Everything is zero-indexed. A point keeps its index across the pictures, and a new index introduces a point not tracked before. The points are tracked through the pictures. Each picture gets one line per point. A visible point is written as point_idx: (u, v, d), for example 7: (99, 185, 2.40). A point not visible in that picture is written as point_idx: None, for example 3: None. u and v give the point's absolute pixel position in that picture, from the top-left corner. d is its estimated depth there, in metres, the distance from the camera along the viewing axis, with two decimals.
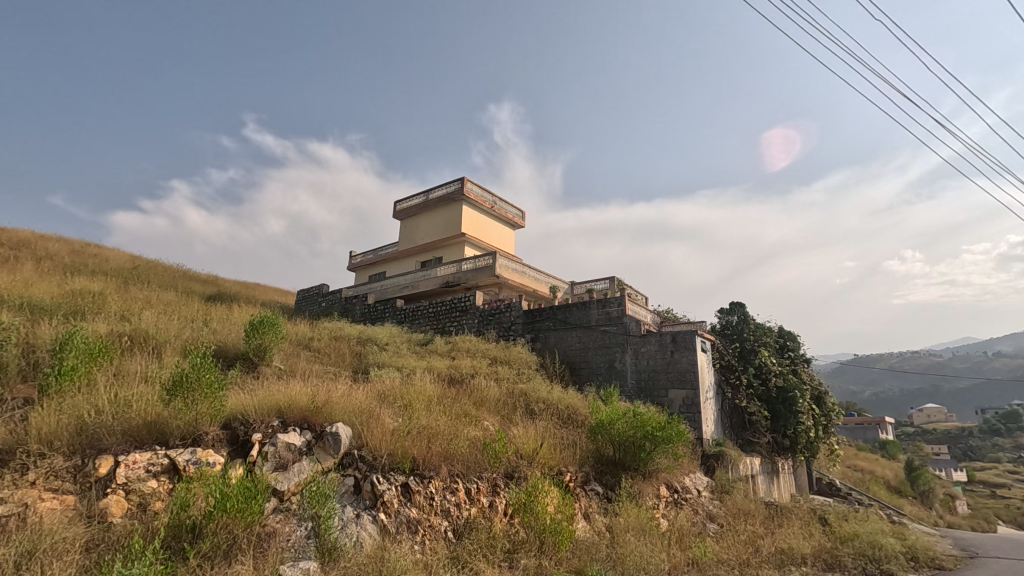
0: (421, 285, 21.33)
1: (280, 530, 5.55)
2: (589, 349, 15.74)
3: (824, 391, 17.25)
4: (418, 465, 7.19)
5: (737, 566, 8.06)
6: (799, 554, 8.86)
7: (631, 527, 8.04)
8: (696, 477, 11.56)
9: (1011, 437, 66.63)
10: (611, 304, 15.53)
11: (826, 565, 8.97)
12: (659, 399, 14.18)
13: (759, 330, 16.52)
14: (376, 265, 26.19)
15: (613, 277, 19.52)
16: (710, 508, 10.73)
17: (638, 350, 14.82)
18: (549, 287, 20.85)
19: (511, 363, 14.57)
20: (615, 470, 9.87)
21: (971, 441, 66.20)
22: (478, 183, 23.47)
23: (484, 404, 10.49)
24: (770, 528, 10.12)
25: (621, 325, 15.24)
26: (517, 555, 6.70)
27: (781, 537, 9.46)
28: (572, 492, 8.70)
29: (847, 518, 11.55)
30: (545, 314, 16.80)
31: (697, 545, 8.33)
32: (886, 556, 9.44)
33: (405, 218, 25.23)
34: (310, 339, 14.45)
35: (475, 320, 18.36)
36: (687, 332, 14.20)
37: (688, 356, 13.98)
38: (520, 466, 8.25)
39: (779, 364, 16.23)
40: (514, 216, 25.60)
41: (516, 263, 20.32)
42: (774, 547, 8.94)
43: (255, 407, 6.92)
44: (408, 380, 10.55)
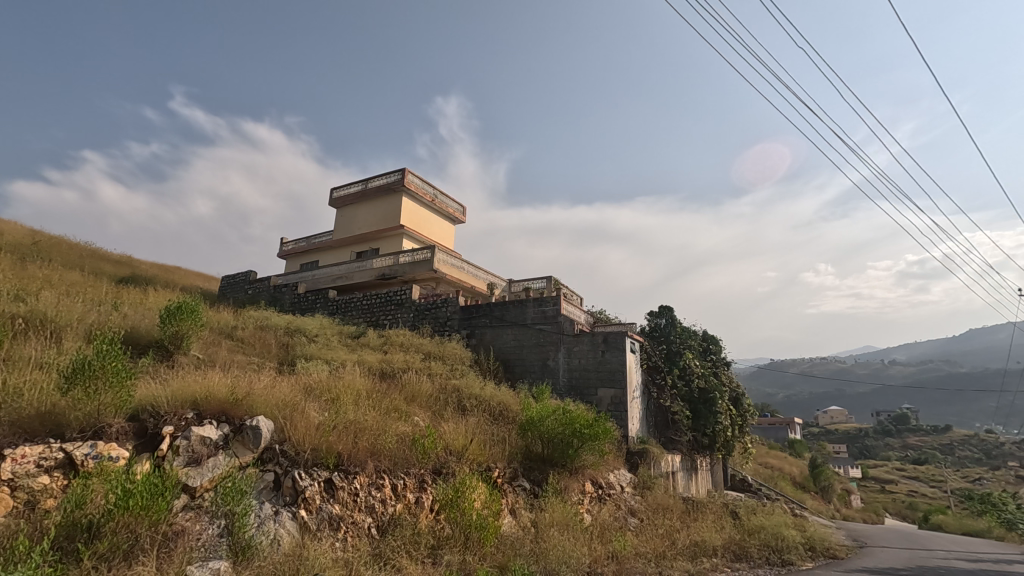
0: (355, 276, 20.76)
1: (190, 529, 5.25)
2: (524, 347, 15.91)
3: (742, 393, 18.29)
4: (343, 461, 7.02)
5: (653, 558, 8.44)
6: (711, 547, 9.40)
7: (556, 522, 8.22)
8: (619, 473, 11.97)
9: (900, 437, 73.42)
10: (547, 303, 15.74)
11: (733, 556, 9.56)
12: (588, 398, 14.56)
13: (685, 334, 17.29)
14: (310, 253, 25.25)
15: (550, 277, 19.82)
16: (631, 503, 11.16)
17: (571, 349, 15.14)
18: (487, 284, 20.88)
19: (444, 358, 14.48)
20: (543, 466, 10.05)
21: (867, 441, 72.37)
22: (419, 176, 23.13)
23: (415, 399, 10.37)
24: (686, 521, 10.65)
25: (555, 325, 15.51)
26: (441, 551, 6.69)
27: (695, 530, 9.97)
28: (500, 488, 8.77)
29: (755, 512, 12.34)
30: (481, 310, 16.81)
31: (617, 539, 8.65)
32: (787, 547, 10.21)
33: (342, 206, 24.47)
34: (233, 328, 13.72)
35: (410, 314, 18.12)
36: (618, 333, 14.65)
37: (618, 355, 14.43)
38: (448, 462, 8.23)
39: (701, 367, 17.05)
40: (456, 210, 25.43)
41: (455, 258, 20.22)
42: (688, 540, 9.40)
43: (167, 398, 6.52)
44: (337, 374, 10.26)
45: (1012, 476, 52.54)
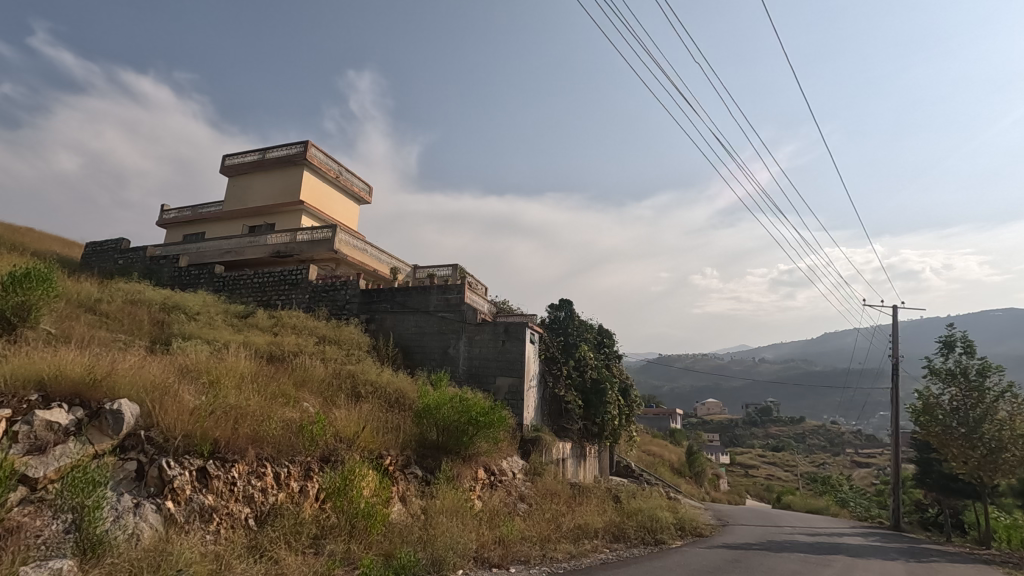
0: (247, 251, 19.36)
1: (27, 525, 4.66)
2: (425, 334, 15.75)
3: (630, 384, 19.42)
4: (219, 448, 6.55)
5: (538, 541, 8.75)
6: (593, 529, 9.94)
7: (446, 509, 8.25)
8: (512, 460, 12.25)
9: (763, 427, 81.87)
10: (451, 291, 15.66)
11: (612, 537, 10.19)
12: (486, 386, 14.76)
13: (582, 327, 17.99)
14: (195, 223, 23.17)
15: (456, 264, 19.74)
16: (522, 488, 11.48)
17: (472, 338, 15.22)
18: (391, 267, 20.37)
19: (340, 343, 13.96)
20: (437, 453, 10.04)
21: (736, 430, 79.93)
22: (324, 150, 21.97)
23: (305, 385, 9.90)
24: (572, 506, 11.15)
25: (458, 313, 15.48)
26: (324, 540, 6.47)
27: (579, 513, 10.48)
28: (391, 476, 8.65)
29: (634, 495, 13.21)
30: (383, 294, 16.38)
31: (505, 524, 8.89)
32: (660, 527, 11.06)
33: (235, 174, 22.65)
34: (96, 300, 12.26)
35: (306, 295, 17.24)
36: (519, 324, 14.94)
37: (518, 345, 14.74)
38: (338, 450, 7.96)
39: (595, 360, 17.85)
40: (361, 190, 24.49)
41: (358, 239, 19.49)
42: (573, 523, 9.85)
43: (3, 377, 5.70)
44: (218, 355, 9.54)
45: (849, 461, 60.54)
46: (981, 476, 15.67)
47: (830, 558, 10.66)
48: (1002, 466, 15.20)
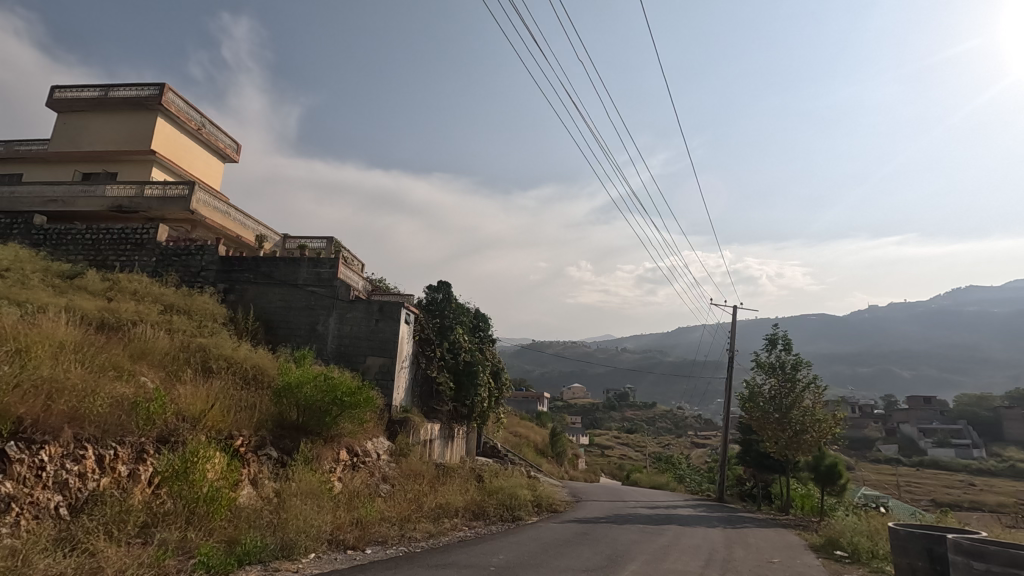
0: (78, 202, 16.70)
1: None
2: (291, 308, 14.80)
3: (501, 367, 19.95)
4: (26, 427, 5.63)
5: (397, 522, 8.71)
6: (454, 507, 10.13)
7: (301, 492, 7.89)
8: (377, 441, 12.03)
9: (620, 411, 88.77)
10: (323, 265, 14.84)
11: (472, 515, 10.48)
12: (355, 365, 14.31)
13: (458, 310, 18.06)
14: (8, 162, 19.44)
15: (331, 237, 18.76)
16: (385, 469, 11.34)
17: (343, 315, 14.61)
18: (256, 235, 18.81)
19: (191, 313, 12.64)
20: (296, 434, 9.54)
21: (597, 414, 85.80)
22: (183, 97, 19.52)
23: (143, 358, 8.83)
24: (435, 486, 11.25)
25: (329, 288, 14.74)
26: (155, 529, 5.85)
27: (441, 493, 10.60)
28: (241, 458, 8.05)
29: (497, 474, 13.66)
30: (245, 263, 15.08)
31: (365, 505, 8.73)
32: (518, 504, 11.60)
33: (67, 111, 19.33)
34: None
35: (152, 258, 15.33)
36: (395, 303, 14.63)
37: (391, 325, 14.43)
38: (180, 429, 7.23)
39: (469, 343, 18.04)
40: (227, 147, 22.24)
41: (220, 200, 17.71)
42: (434, 502, 9.94)
43: None
44: (31, 320, 8.14)
45: (689, 442, 67.90)
46: (787, 453, 18.46)
47: (663, 527, 11.92)
48: (802, 445, 18.02)
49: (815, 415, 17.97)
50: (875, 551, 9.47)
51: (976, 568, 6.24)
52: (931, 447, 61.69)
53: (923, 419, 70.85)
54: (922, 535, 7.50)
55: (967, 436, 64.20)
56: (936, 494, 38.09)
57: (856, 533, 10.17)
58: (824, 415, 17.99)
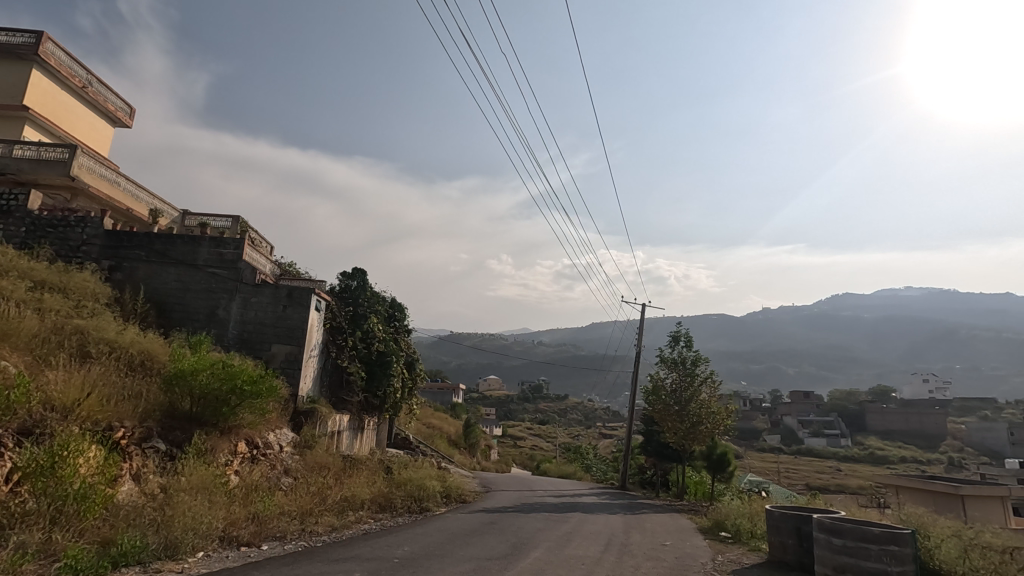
0: None
1: None
2: (187, 290, 13.73)
3: (416, 358, 19.69)
4: None
5: (298, 516, 8.38)
6: (359, 500, 9.90)
7: (191, 487, 7.37)
8: (280, 433, 11.48)
9: (534, 403, 90.72)
10: (226, 245, 13.87)
11: (378, 507, 10.32)
12: (259, 353, 13.56)
13: (373, 298, 17.59)
14: None
15: (236, 216, 17.58)
16: (288, 462, 10.84)
17: (248, 300, 13.78)
18: (150, 209, 17.23)
19: (68, 292, 11.36)
20: (188, 425, 8.87)
21: (511, 405, 87.10)
22: (66, 50, 17.43)
23: (5, 340, 7.81)
24: (341, 478, 10.93)
25: (233, 270, 13.81)
26: (12, 532, 5.23)
27: (347, 485, 10.31)
28: (122, 451, 7.37)
29: (406, 466, 13.50)
30: (134, 239, 13.76)
31: (262, 499, 8.30)
32: (426, 496, 11.57)
33: None
34: None
35: (21, 228, 13.61)
36: (304, 289, 13.98)
37: (300, 312, 13.79)
38: (47, 420, 6.49)
39: (383, 333, 17.62)
40: (118, 110, 20.11)
41: (108, 168, 16.04)
42: (339, 495, 9.65)
43: None
44: None
45: (597, 432, 70.72)
46: (684, 443, 19.72)
47: (567, 515, 12.35)
48: (698, 435, 19.33)
49: (710, 407, 19.34)
50: (754, 531, 10.40)
51: (836, 543, 7.02)
52: (807, 437, 68.37)
53: (802, 412, 78.36)
54: (793, 516, 8.32)
55: (837, 427, 71.82)
56: (809, 478, 42.37)
57: (739, 516, 11.07)
58: (718, 408, 19.40)
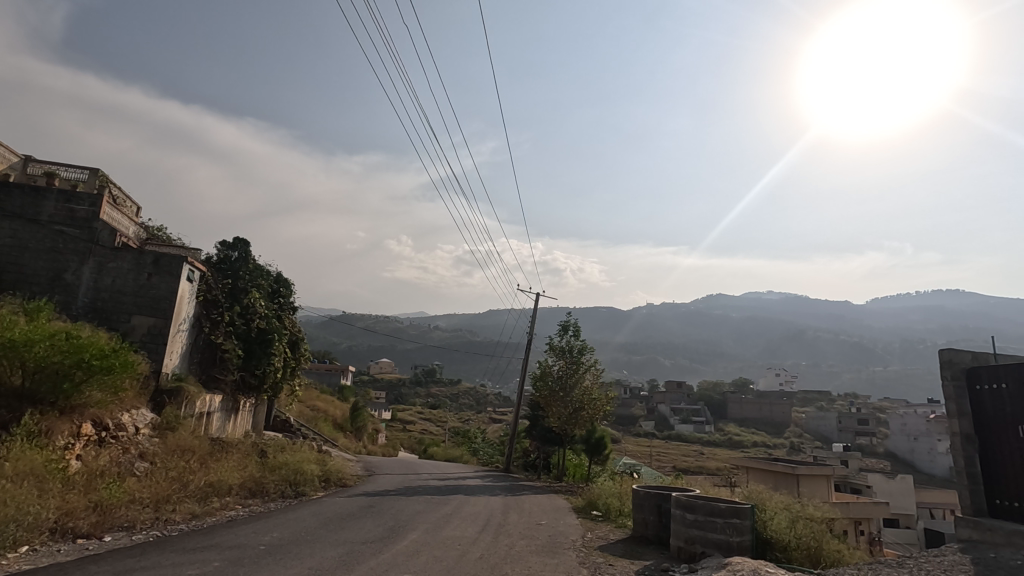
0: None
1: None
2: (26, 249, 11.90)
3: (301, 337, 18.69)
4: None
5: (151, 503, 7.64)
6: (227, 485, 9.25)
7: (17, 473, 6.45)
8: (136, 414, 10.34)
9: (426, 386, 90.01)
10: (79, 201, 12.19)
11: (248, 493, 9.72)
12: (115, 325, 12.13)
13: (256, 272, 16.38)
14: None
15: (95, 169, 15.49)
16: (145, 446, 9.81)
17: (103, 264, 12.25)
18: None
19: None
20: (17, 403, 7.73)
21: (402, 389, 85.74)
22: None
23: None
24: (206, 463, 10.10)
25: (86, 230, 12.17)
26: None
27: (213, 470, 9.57)
28: None
29: (282, 449, 12.81)
30: None
31: (108, 487, 7.45)
32: (303, 480, 11.10)
33: None
34: None
35: None
36: (174, 257, 12.67)
37: (168, 282, 12.49)
38: None
39: (267, 309, 16.54)
40: None
41: None
42: (202, 481, 8.93)
43: None
44: None
45: (488, 417, 71.82)
46: (566, 427, 20.63)
47: (448, 498, 12.44)
48: (579, 420, 20.33)
49: (591, 394, 20.40)
50: (622, 509, 11.20)
51: (688, 518, 7.74)
52: (677, 424, 74.55)
53: (674, 400, 85.21)
54: (655, 495, 9.04)
55: (703, 414, 79.09)
56: (676, 461, 46.33)
57: (609, 495, 11.83)
58: (599, 395, 20.51)
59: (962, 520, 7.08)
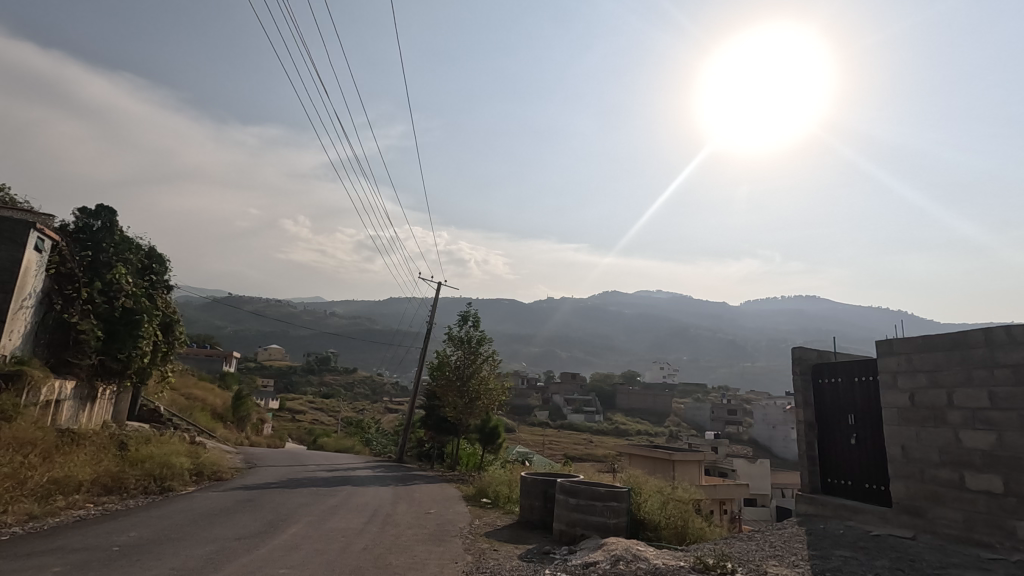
0: None
1: None
2: None
3: (175, 319, 17.06)
4: None
5: None
6: (75, 482, 8.27)
7: None
8: None
9: (319, 375, 86.15)
10: None
11: (102, 489, 8.75)
12: None
13: (123, 245, 14.67)
14: None
15: None
16: None
17: None
18: None
19: None
20: None
21: (293, 377, 81.42)
22: None
23: None
24: (51, 457, 8.95)
25: None
26: None
27: (59, 465, 8.50)
28: None
29: (147, 441, 11.66)
30: None
31: None
32: (170, 474, 10.19)
33: None
34: None
35: None
36: (17, 223, 11.02)
37: (8, 251, 10.86)
38: None
39: (135, 286, 14.84)
40: None
41: None
42: (45, 477, 7.90)
43: None
44: None
45: (384, 407, 70.30)
46: (461, 417, 20.72)
47: (336, 489, 12.04)
48: (474, 410, 20.52)
49: (487, 384, 20.64)
50: (510, 496, 11.53)
51: (571, 502, 8.11)
52: (570, 413, 77.68)
53: (569, 391, 88.58)
54: (541, 482, 9.38)
55: (594, 404, 83.08)
56: (567, 449, 48.30)
57: (499, 483, 12.08)
58: (494, 385, 20.81)
59: (802, 497, 8.09)
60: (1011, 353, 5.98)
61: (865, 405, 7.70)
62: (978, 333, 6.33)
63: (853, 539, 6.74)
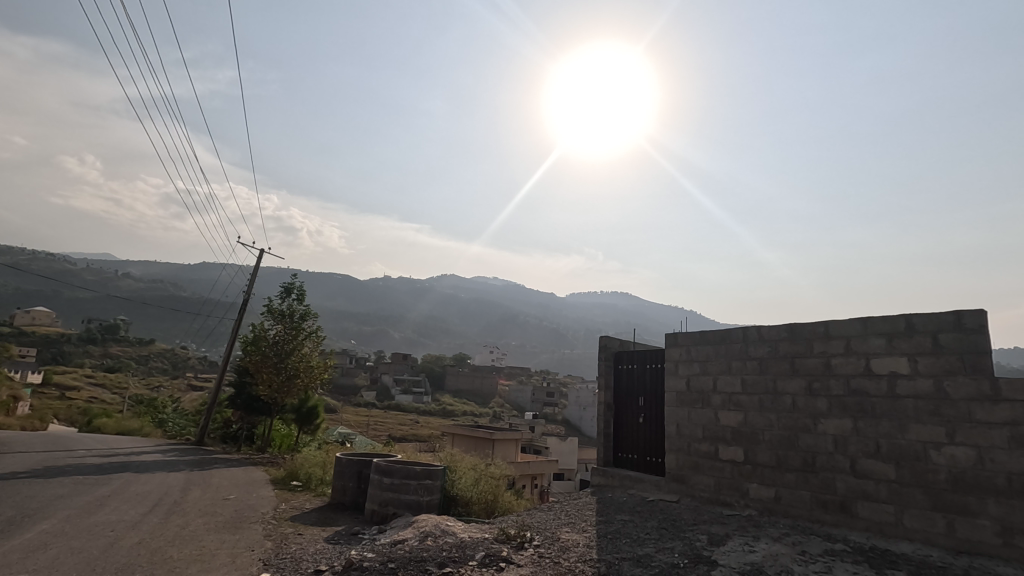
0: None
1: None
2: None
3: None
4: None
5: None
6: None
7: None
8: None
9: (102, 345, 73.19)
10: None
11: None
12: None
13: None
14: None
15: None
16: None
17: None
18: None
19: None
20: None
21: (64, 347, 67.97)
22: None
23: None
24: None
25: None
26: None
27: None
28: None
29: None
30: None
31: None
32: None
33: None
34: None
35: None
36: None
37: None
38: None
39: None
40: None
41: None
42: None
43: None
44: None
45: (186, 385, 62.41)
46: (276, 396, 19.22)
47: (110, 477, 10.38)
48: (292, 388, 19.19)
49: (309, 361, 19.44)
50: (323, 477, 11.09)
51: (385, 482, 8.05)
52: (398, 394, 77.07)
53: (398, 371, 87.70)
54: (356, 462, 9.14)
55: (423, 385, 83.46)
56: (391, 429, 47.91)
57: (312, 465, 11.53)
58: (317, 362, 19.68)
59: (596, 469, 9.06)
60: (758, 348, 7.34)
61: (652, 389, 8.86)
62: (737, 331, 7.64)
63: (632, 504, 7.76)
